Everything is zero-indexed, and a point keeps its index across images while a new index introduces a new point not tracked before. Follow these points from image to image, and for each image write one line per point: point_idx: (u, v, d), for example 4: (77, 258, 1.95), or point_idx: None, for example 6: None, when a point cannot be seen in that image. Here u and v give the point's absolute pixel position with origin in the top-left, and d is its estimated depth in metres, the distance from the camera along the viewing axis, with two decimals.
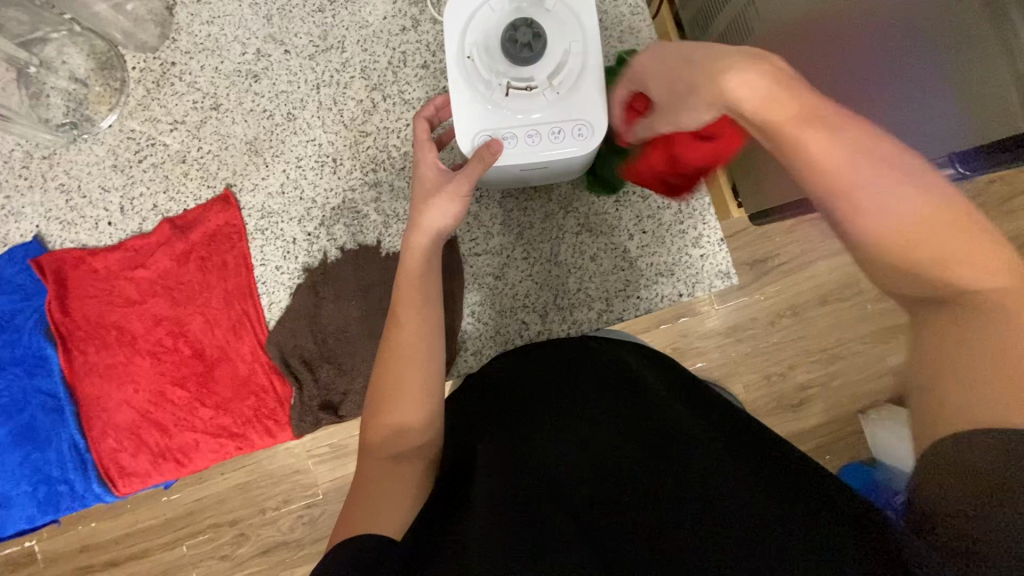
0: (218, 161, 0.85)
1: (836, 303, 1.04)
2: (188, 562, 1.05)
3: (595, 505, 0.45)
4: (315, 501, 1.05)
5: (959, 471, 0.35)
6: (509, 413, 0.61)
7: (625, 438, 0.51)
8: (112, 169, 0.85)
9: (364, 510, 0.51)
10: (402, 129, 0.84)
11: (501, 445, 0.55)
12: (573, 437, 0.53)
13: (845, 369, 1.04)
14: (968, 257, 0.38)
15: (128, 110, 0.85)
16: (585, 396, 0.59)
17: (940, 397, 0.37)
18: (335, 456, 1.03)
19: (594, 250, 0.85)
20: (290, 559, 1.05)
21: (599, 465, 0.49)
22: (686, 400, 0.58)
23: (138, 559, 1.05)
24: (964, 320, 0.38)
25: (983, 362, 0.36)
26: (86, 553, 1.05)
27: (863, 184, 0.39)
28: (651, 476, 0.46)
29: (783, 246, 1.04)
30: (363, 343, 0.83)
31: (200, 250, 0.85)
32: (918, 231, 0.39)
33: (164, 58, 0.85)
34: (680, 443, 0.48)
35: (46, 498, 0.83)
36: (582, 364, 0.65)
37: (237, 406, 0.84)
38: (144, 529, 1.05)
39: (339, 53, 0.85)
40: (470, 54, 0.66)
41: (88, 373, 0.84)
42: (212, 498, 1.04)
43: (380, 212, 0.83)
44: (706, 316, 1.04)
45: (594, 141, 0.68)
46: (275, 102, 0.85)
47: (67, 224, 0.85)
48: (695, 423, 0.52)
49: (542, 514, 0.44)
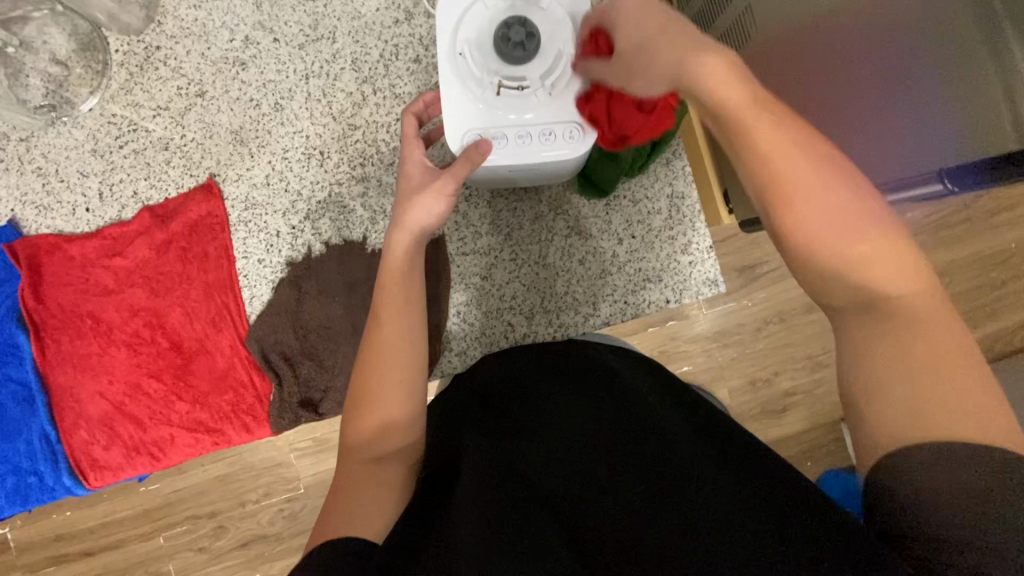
0: (202, 149, 0.83)
1: (822, 311, 1.04)
2: (164, 554, 1.03)
3: (574, 516, 0.44)
4: (295, 495, 1.03)
5: (940, 482, 0.33)
6: (491, 417, 0.60)
7: (604, 446, 0.50)
8: (91, 154, 0.83)
9: (338, 513, 0.49)
10: (392, 123, 0.82)
11: (479, 446, 0.54)
12: (553, 441, 0.53)
13: (828, 377, 1.05)
14: (904, 271, 0.37)
15: (110, 94, 0.83)
16: (565, 402, 0.58)
17: (881, 401, 0.36)
18: (316, 450, 1.02)
19: (582, 253, 0.84)
20: (267, 553, 1.03)
21: (577, 474, 0.48)
22: (672, 407, 0.57)
23: (112, 550, 1.03)
24: (900, 336, 0.36)
25: (916, 378, 0.35)
26: (59, 543, 1.02)
27: (798, 181, 0.37)
28: (630, 486, 0.45)
29: (771, 253, 1.04)
30: (347, 340, 0.81)
31: (181, 240, 0.83)
32: (853, 235, 0.37)
33: (148, 41, 0.83)
34: (664, 454, 0.48)
35: (15, 490, 0.81)
36: (567, 368, 0.64)
37: (215, 401, 0.82)
38: (119, 520, 1.03)
39: (330, 44, 0.83)
40: (461, 51, 0.65)
41: (62, 364, 0.82)
42: (189, 490, 1.03)
43: (367, 208, 0.82)
44: (694, 320, 1.04)
45: (584, 145, 0.68)
46: (262, 91, 0.83)
47: (43, 209, 0.82)
48: (679, 431, 0.51)
49: (524, 522, 0.43)
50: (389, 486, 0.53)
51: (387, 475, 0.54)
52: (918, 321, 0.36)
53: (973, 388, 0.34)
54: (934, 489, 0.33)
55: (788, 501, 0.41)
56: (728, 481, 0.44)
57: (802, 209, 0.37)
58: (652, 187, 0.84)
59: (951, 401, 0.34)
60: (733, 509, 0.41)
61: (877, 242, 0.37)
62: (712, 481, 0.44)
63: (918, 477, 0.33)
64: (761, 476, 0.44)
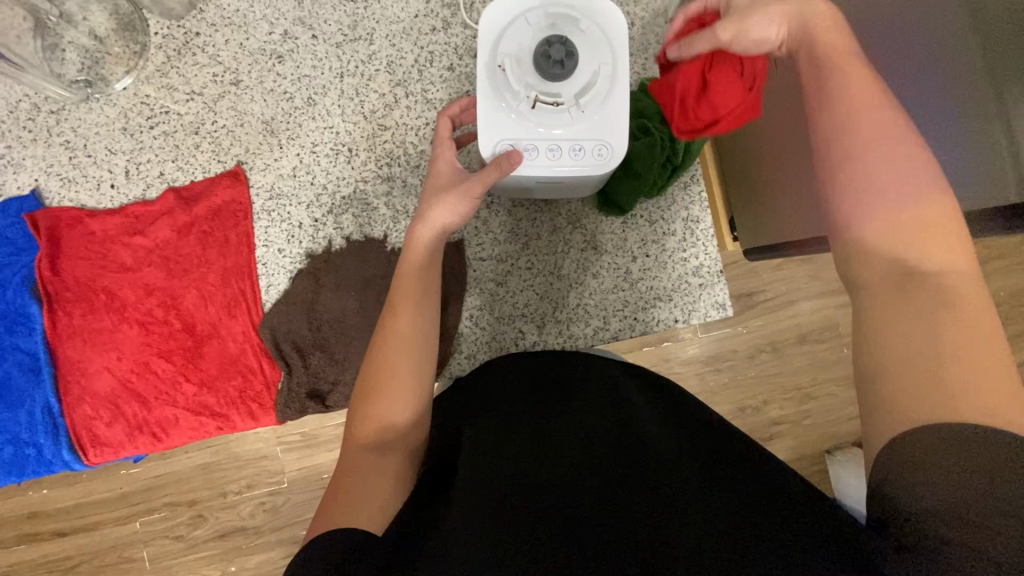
0: (232, 137, 0.84)
1: (815, 343, 1.07)
2: (140, 539, 1.02)
3: (571, 509, 0.44)
4: (279, 489, 1.02)
5: (927, 462, 0.35)
6: (496, 410, 0.61)
7: (603, 447, 0.51)
8: (121, 132, 0.84)
9: (337, 504, 0.49)
10: (421, 127, 0.84)
11: (485, 441, 0.55)
12: (552, 440, 0.53)
13: (816, 409, 1.07)
14: (947, 236, 0.40)
15: (145, 75, 0.84)
16: (573, 409, 0.58)
17: (888, 339, 0.39)
18: (304, 445, 1.01)
19: (597, 267, 0.86)
20: (245, 546, 1.02)
21: (578, 471, 0.48)
22: (673, 421, 0.57)
23: (86, 532, 1.01)
24: (921, 292, 0.39)
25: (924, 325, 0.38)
26: (32, 521, 1.01)
27: (872, 132, 0.42)
28: (630, 494, 0.45)
29: (768, 282, 1.07)
30: (358, 335, 0.82)
31: (204, 224, 0.84)
32: (904, 186, 0.41)
33: (188, 27, 0.85)
34: (661, 469, 0.47)
35: (11, 460, 0.80)
36: (569, 380, 0.64)
37: (222, 385, 0.82)
38: (98, 501, 1.02)
39: (367, 45, 0.85)
40: (501, 64, 0.67)
41: (72, 337, 0.82)
42: (173, 476, 1.02)
43: (390, 207, 0.83)
44: (688, 343, 1.06)
45: (611, 162, 0.70)
46: (297, 85, 0.85)
47: (67, 181, 0.83)
48: (673, 446, 0.50)
49: (528, 521, 0.43)
50: (390, 479, 0.53)
51: (392, 467, 0.53)
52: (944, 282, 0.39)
53: (988, 354, 0.37)
54: (934, 468, 0.35)
55: (819, 538, 0.37)
56: (750, 516, 0.40)
57: (868, 153, 0.42)
58: (668, 210, 0.87)
59: (960, 360, 0.37)
60: (752, 545, 0.38)
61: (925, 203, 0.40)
62: (718, 497, 0.43)
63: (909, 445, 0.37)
64: (772, 506, 0.41)
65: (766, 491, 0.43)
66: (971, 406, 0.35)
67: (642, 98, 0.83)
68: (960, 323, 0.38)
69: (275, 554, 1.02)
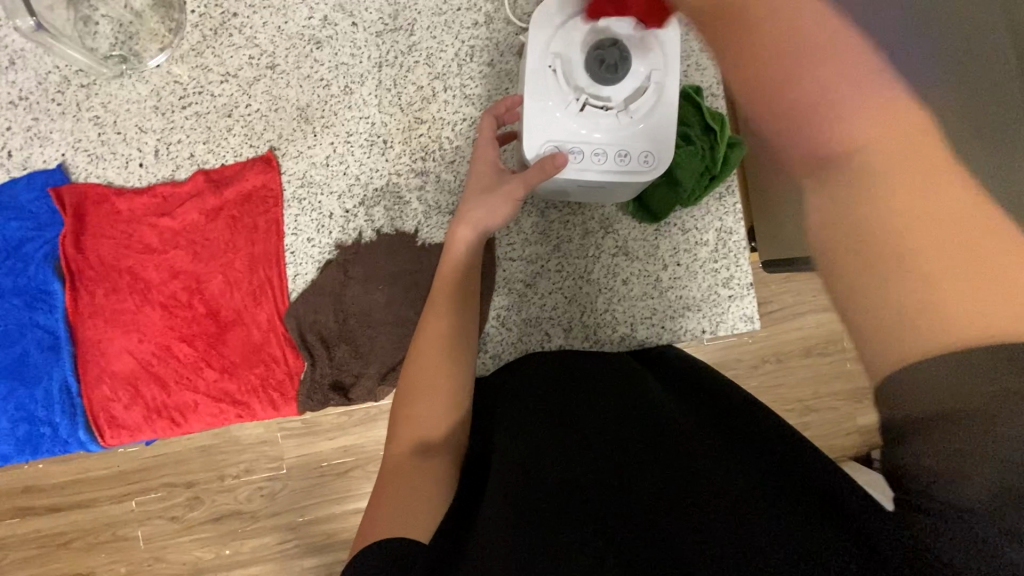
0: (265, 122, 0.83)
1: (819, 356, 1.06)
2: (135, 519, 0.99)
3: (607, 497, 0.44)
4: (277, 474, 1.00)
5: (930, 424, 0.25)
6: (524, 405, 0.60)
7: (633, 435, 0.51)
8: (152, 111, 0.82)
9: (387, 510, 0.48)
10: (458, 123, 0.83)
11: (521, 434, 0.54)
12: (586, 432, 0.52)
13: (817, 421, 1.06)
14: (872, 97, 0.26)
15: (180, 53, 0.83)
16: (606, 408, 0.56)
17: (822, 251, 0.27)
18: (306, 433, 0.99)
19: (626, 273, 0.86)
20: (242, 530, 1.00)
21: (614, 468, 0.47)
22: (711, 416, 0.54)
23: (82, 509, 0.99)
24: (857, 189, 0.26)
25: (858, 227, 0.26)
26: (29, 494, 0.99)
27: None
28: (671, 488, 0.43)
29: (777, 293, 1.05)
30: (385, 329, 0.81)
31: (233, 209, 0.82)
32: (815, 57, 0.26)
33: (226, 7, 0.83)
34: (702, 464, 0.45)
35: (26, 438, 0.79)
36: (596, 372, 0.64)
37: (243, 373, 0.81)
38: (95, 479, 0.99)
39: (407, 36, 0.84)
40: (552, 66, 0.67)
41: (93, 316, 0.81)
42: (172, 457, 0.99)
43: (422, 202, 0.82)
44: (694, 349, 1.04)
45: (657, 169, 0.69)
46: (334, 72, 0.83)
47: (95, 158, 0.82)
48: (716, 439, 0.49)
49: (563, 515, 0.42)
50: (434, 477, 0.51)
51: (435, 469, 0.52)
52: (883, 161, 0.25)
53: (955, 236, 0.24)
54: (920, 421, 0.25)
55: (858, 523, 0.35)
56: (800, 507, 0.38)
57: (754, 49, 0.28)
58: (702, 219, 0.86)
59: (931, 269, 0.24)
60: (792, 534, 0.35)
61: (847, 76, 0.26)
62: (777, 487, 0.40)
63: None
64: (812, 497, 0.38)
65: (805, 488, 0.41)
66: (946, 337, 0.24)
67: (682, 106, 0.83)
68: (908, 210, 0.25)
69: (270, 539, 1.00)
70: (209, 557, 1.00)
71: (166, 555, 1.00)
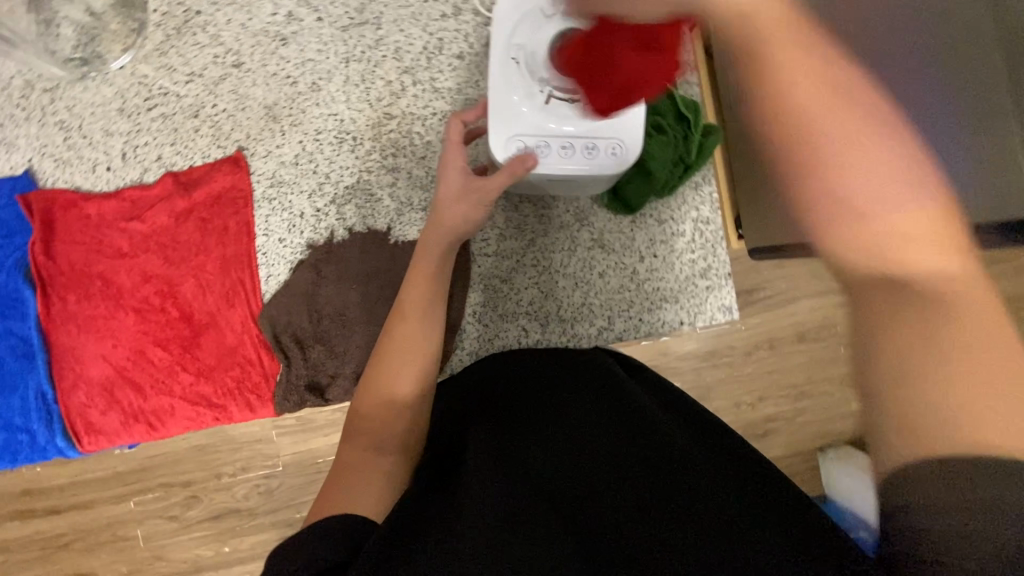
0: (233, 121, 0.82)
1: None
2: (134, 519, 0.99)
3: (569, 497, 0.44)
4: (274, 472, 1.00)
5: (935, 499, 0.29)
6: (490, 402, 0.59)
7: (596, 431, 0.51)
8: (118, 114, 0.81)
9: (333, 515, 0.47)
10: (428, 117, 0.82)
11: (484, 429, 0.54)
12: (549, 427, 0.52)
13: None
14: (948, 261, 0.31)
15: (143, 54, 0.82)
16: (569, 400, 0.56)
17: (887, 373, 0.31)
18: (300, 430, 0.99)
19: (603, 266, 0.85)
20: (240, 527, 1.00)
21: (577, 469, 0.47)
22: (679, 420, 0.53)
23: (80, 510, 0.99)
24: (941, 330, 0.30)
25: (937, 363, 0.30)
26: (26, 498, 0.99)
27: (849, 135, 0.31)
28: (636, 499, 0.43)
29: None
30: (361, 328, 0.81)
31: (202, 210, 0.81)
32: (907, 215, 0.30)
33: (189, 5, 0.81)
34: (663, 466, 0.45)
35: (4, 445, 0.79)
36: (563, 361, 0.64)
37: (219, 375, 0.81)
38: (91, 481, 0.99)
39: (374, 29, 0.82)
40: (516, 57, 0.65)
41: (66, 323, 0.81)
42: (167, 457, 0.99)
43: (394, 198, 0.81)
44: None
45: (625, 161, 0.68)
46: (300, 69, 0.82)
47: (62, 163, 0.81)
48: (679, 438, 0.49)
49: (522, 510, 0.42)
50: (389, 479, 0.51)
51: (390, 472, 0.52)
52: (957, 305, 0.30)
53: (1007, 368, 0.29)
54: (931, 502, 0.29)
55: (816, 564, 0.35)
56: (772, 536, 0.38)
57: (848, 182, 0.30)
58: (679, 209, 0.85)
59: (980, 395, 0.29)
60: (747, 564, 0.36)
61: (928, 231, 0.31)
62: (738, 513, 0.40)
63: (938, 478, 0.29)
64: (770, 534, 0.38)
65: (778, 520, 0.40)
66: (977, 439, 0.28)
67: None
68: (966, 353, 0.29)
69: (266, 536, 1.00)
70: (208, 555, 1.00)
71: (166, 553, 1.00)
